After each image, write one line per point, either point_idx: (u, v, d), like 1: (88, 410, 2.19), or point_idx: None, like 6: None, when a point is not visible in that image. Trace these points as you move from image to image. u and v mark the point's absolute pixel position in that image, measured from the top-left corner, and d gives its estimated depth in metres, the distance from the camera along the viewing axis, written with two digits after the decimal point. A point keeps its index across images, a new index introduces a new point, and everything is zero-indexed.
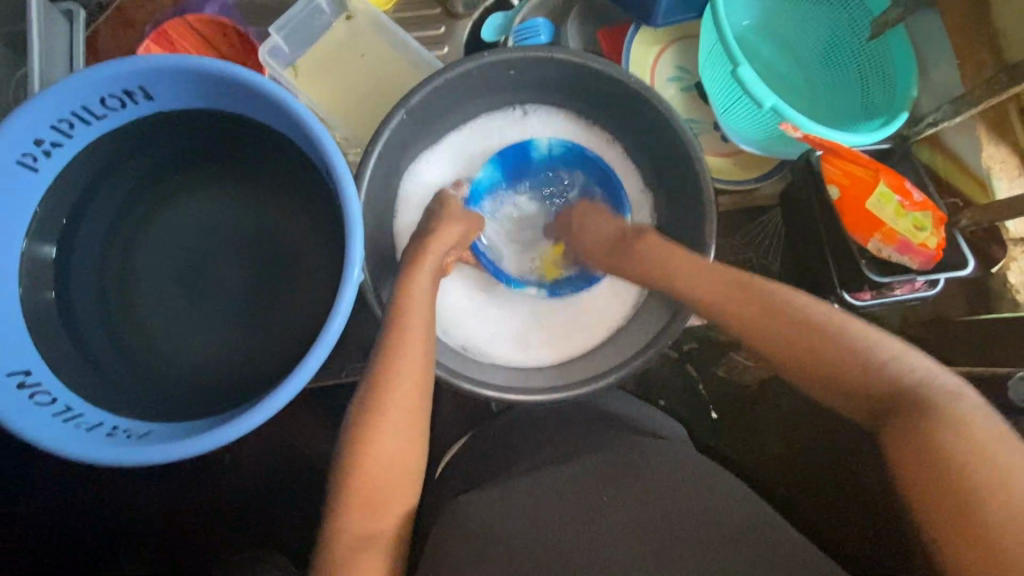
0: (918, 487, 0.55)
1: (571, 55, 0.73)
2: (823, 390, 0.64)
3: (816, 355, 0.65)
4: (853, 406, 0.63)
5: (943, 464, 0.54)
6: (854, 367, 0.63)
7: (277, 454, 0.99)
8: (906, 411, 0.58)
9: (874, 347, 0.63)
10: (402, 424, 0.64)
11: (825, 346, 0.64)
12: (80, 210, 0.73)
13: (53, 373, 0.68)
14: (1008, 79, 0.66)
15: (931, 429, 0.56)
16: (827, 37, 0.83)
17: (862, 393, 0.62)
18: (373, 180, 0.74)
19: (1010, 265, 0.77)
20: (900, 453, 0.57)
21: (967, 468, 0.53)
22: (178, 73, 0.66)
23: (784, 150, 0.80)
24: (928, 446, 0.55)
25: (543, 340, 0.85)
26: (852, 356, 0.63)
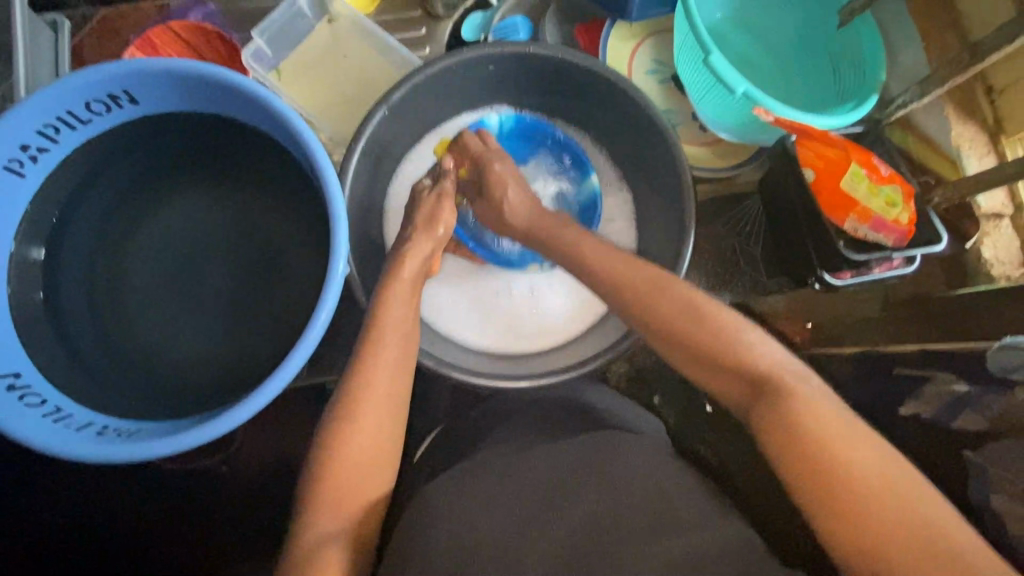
0: (809, 487, 0.48)
1: (550, 50, 0.75)
2: (709, 379, 0.57)
3: (706, 342, 0.57)
4: (739, 396, 0.55)
5: (844, 467, 0.47)
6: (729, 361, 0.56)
7: (270, 455, 1.00)
8: (784, 402, 0.51)
9: (759, 347, 0.56)
10: (379, 420, 0.62)
11: (707, 335, 0.57)
12: (68, 213, 0.74)
13: (43, 375, 0.68)
14: (971, 58, 0.68)
15: (806, 422, 0.49)
16: (798, 26, 0.85)
17: (729, 372, 0.55)
18: (357, 177, 0.75)
19: (983, 240, 0.80)
20: (777, 445, 0.51)
21: (871, 480, 0.46)
22: (162, 77, 0.67)
23: (760, 136, 0.82)
24: (819, 442, 0.48)
25: (521, 329, 0.87)
26: (745, 352, 0.55)
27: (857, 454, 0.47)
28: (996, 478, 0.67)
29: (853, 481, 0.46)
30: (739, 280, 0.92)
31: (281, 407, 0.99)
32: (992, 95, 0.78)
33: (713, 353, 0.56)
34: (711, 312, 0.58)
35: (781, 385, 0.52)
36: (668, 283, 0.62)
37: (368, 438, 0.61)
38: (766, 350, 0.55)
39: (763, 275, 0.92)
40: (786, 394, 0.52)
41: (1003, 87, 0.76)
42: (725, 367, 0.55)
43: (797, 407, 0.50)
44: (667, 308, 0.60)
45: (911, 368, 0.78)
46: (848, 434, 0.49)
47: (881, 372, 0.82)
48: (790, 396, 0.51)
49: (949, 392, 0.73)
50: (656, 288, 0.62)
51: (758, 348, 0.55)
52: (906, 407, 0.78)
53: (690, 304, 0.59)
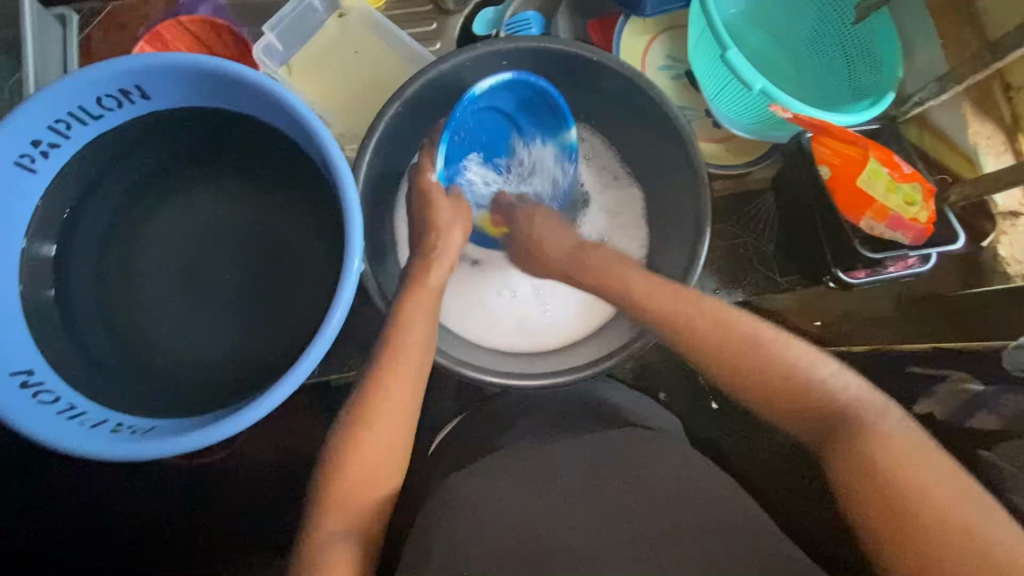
0: (887, 528, 0.50)
1: (568, 45, 0.74)
2: (783, 416, 0.60)
3: (775, 378, 0.60)
4: (810, 432, 0.59)
5: (921, 503, 0.50)
6: (807, 401, 0.59)
7: (280, 452, 1.00)
8: (861, 439, 0.54)
9: (834, 382, 0.59)
10: (394, 420, 0.63)
11: (775, 373, 0.60)
12: (78, 210, 0.73)
13: (55, 372, 0.68)
14: (991, 55, 0.67)
15: (885, 461, 0.52)
16: (813, 21, 0.84)
17: (804, 412, 0.59)
18: (370, 173, 0.74)
19: (1000, 239, 0.79)
20: (852, 483, 0.53)
21: (953, 520, 0.49)
22: (174, 71, 0.66)
23: (775, 134, 0.81)
24: (895, 480, 0.51)
25: (533, 329, 0.87)
26: (817, 388, 0.59)
27: (934, 487, 0.50)
28: (1014, 478, 0.66)
29: (933, 521, 0.49)
30: (750, 278, 0.91)
31: (292, 404, 1.00)
32: (1010, 92, 0.76)
33: (778, 387, 0.60)
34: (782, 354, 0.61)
35: (860, 421, 0.56)
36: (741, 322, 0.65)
37: (380, 437, 0.62)
38: (844, 384, 0.59)
39: (776, 274, 0.90)
40: (860, 430, 0.55)
41: (1020, 85, 0.75)
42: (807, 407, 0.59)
43: (876, 443, 0.54)
44: (739, 352, 0.62)
45: (927, 367, 0.78)
46: (923, 467, 0.52)
47: (896, 370, 0.81)
48: (872, 431, 0.55)
49: (965, 391, 0.73)
50: (713, 324, 0.65)
51: (835, 382, 0.59)
52: (919, 406, 0.76)
53: (753, 345, 0.62)
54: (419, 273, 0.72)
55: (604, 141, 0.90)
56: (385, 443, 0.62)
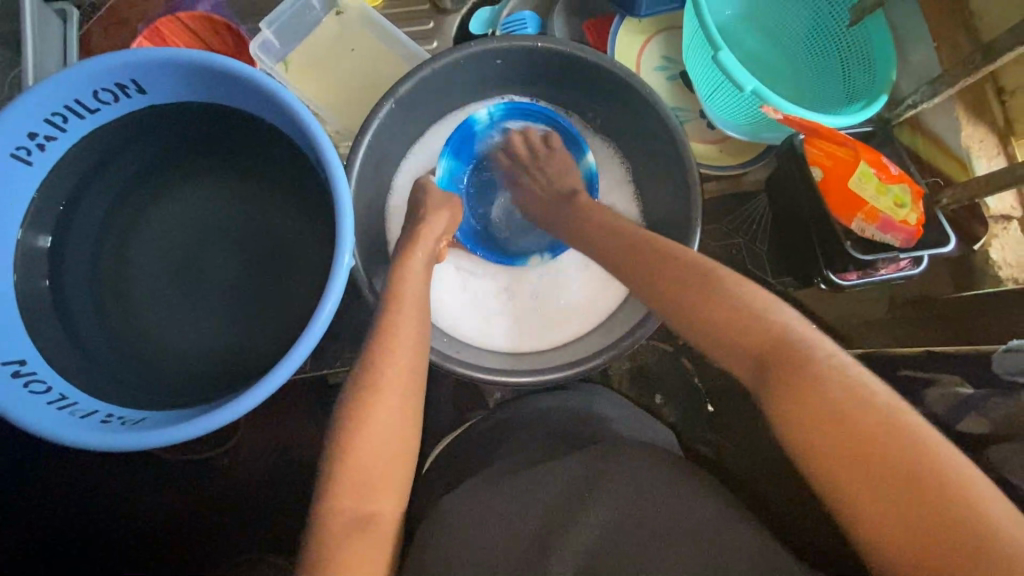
0: (838, 458, 0.46)
1: (562, 45, 0.75)
2: (726, 352, 0.57)
3: (716, 311, 0.57)
4: (752, 369, 0.54)
5: (863, 439, 0.46)
6: (748, 332, 0.55)
7: (274, 446, 1.01)
8: (804, 372, 0.50)
9: (787, 320, 0.55)
10: (395, 414, 0.62)
11: (726, 309, 0.57)
12: (74, 202, 0.74)
13: (48, 363, 0.69)
14: (983, 58, 0.67)
15: (832, 393, 0.48)
16: (808, 24, 0.85)
17: (743, 345, 0.55)
18: (364, 169, 0.75)
19: (991, 242, 0.78)
20: (790, 420, 0.50)
21: (911, 460, 0.44)
22: (170, 66, 0.67)
23: (769, 135, 0.81)
24: (839, 411, 0.47)
25: (526, 327, 0.87)
26: (765, 324, 0.55)
27: (874, 420, 0.46)
28: (1002, 482, 0.66)
29: (888, 458, 0.44)
30: (744, 279, 0.91)
31: (287, 398, 1.00)
32: (1003, 96, 0.77)
33: (730, 326, 0.57)
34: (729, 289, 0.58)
35: (797, 354, 0.51)
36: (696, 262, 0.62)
37: (382, 430, 0.61)
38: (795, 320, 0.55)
39: (769, 275, 0.91)
40: (810, 365, 0.51)
41: (1014, 89, 0.75)
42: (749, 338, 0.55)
43: (814, 375, 0.49)
44: (689, 292, 0.60)
45: (916, 370, 0.79)
46: (866, 402, 0.47)
47: (887, 373, 0.82)
48: (806, 364, 0.50)
49: (954, 394, 0.73)
50: (675, 271, 0.62)
51: (791, 319, 0.55)
52: (910, 408, 0.77)
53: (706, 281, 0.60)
54: (410, 269, 0.72)
55: (601, 139, 0.90)
56: (388, 437, 0.61)
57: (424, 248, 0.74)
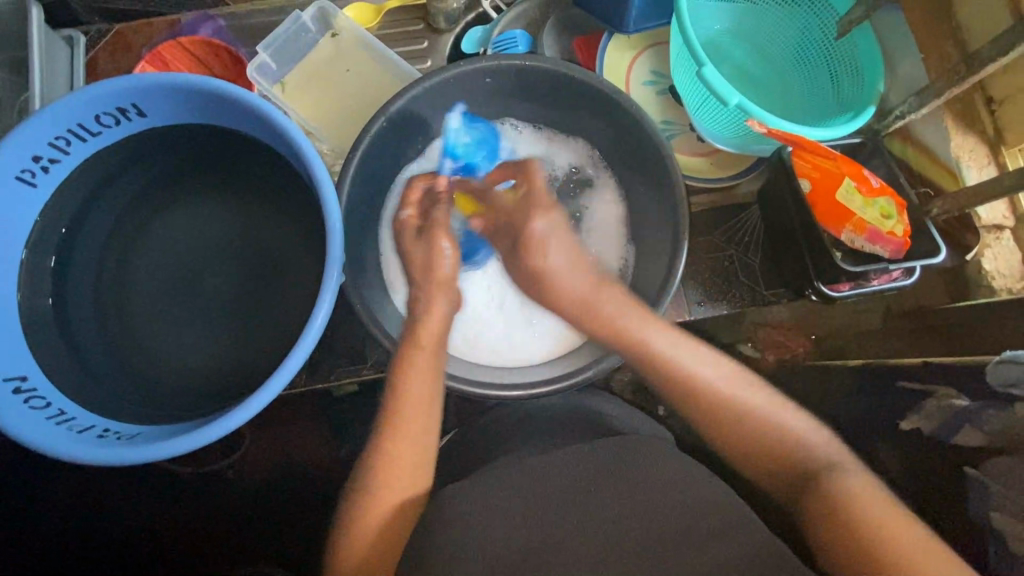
0: (849, 548, 0.58)
1: (549, 64, 0.76)
2: (757, 468, 0.68)
3: (726, 431, 0.68)
4: (788, 483, 0.66)
5: (872, 526, 0.58)
6: (775, 457, 0.67)
7: (282, 457, 1.03)
8: (821, 486, 0.62)
9: (810, 441, 0.67)
10: (415, 448, 0.70)
11: (733, 408, 0.68)
12: (78, 222, 0.76)
13: (48, 379, 0.70)
14: (967, 69, 0.68)
15: (843, 497, 0.61)
16: (796, 36, 0.85)
17: (782, 489, 0.66)
18: (355, 186, 0.76)
19: (983, 253, 0.78)
20: (817, 519, 0.61)
21: (907, 553, 0.55)
22: (168, 90, 0.69)
23: (757, 148, 0.81)
24: (853, 511, 0.59)
25: (538, 331, 0.86)
26: (782, 438, 0.67)
27: (878, 510, 0.59)
28: (999, 496, 0.66)
29: (892, 546, 0.56)
30: (735, 290, 0.90)
31: (293, 410, 1.03)
32: (992, 105, 0.77)
33: (731, 422, 0.68)
34: (742, 414, 0.68)
35: (817, 471, 0.64)
36: (690, 365, 0.70)
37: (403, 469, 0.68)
38: (808, 432, 0.67)
39: (761, 286, 0.90)
40: (830, 473, 0.63)
41: (1002, 98, 0.76)
42: (790, 480, 0.66)
43: (831, 490, 0.61)
44: (693, 391, 0.69)
45: (915, 382, 0.78)
46: (874, 502, 0.60)
47: (887, 385, 0.82)
48: (827, 478, 0.63)
49: (950, 407, 0.72)
50: (684, 350, 0.71)
51: (797, 430, 0.67)
52: (907, 421, 0.77)
53: (710, 396, 0.69)
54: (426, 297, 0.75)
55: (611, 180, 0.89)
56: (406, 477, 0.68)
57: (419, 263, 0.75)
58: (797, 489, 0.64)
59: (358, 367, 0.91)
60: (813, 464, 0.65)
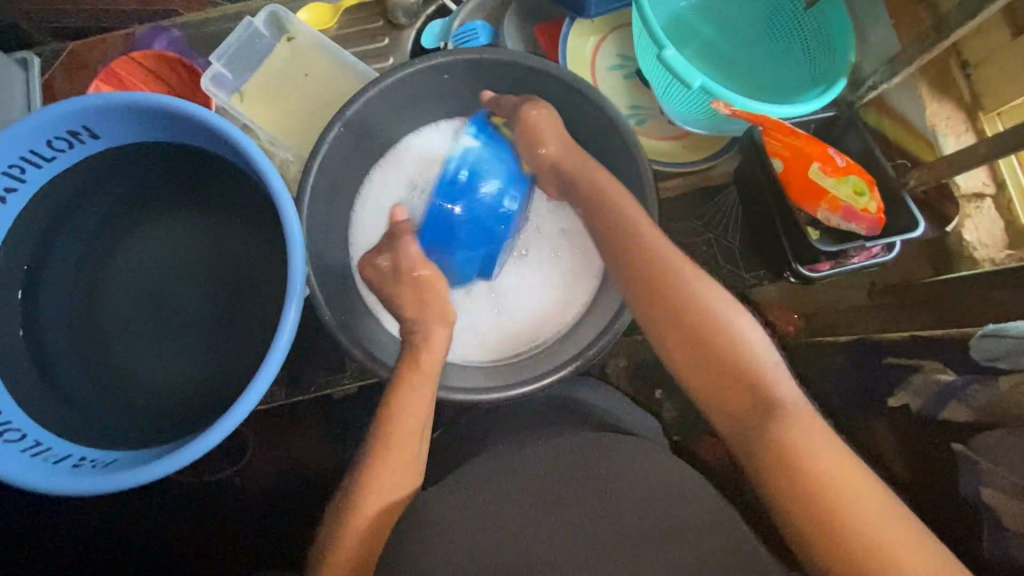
0: (799, 489, 0.51)
1: (507, 55, 0.74)
2: (714, 386, 0.59)
3: (698, 345, 0.60)
4: (743, 404, 0.57)
5: (837, 482, 0.50)
6: (742, 376, 0.58)
7: (279, 463, 1.03)
8: (776, 422, 0.55)
9: (780, 376, 0.58)
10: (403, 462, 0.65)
11: (707, 320, 0.60)
12: (43, 249, 0.75)
13: (23, 410, 0.70)
14: (937, 33, 0.65)
15: (795, 439, 0.53)
16: (764, 10, 0.82)
17: (736, 410, 0.58)
18: (317, 196, 0.74)
19: (964, 223, 0.78)
20: (775, 467, 0.53)
21: (846, 491, 0.50)
22: (119, 111, 0.68)
23: (728, 128, 0.79)
24: (809, 458, 0.52)
25: (524, 321, 0.85)
26: (747, 359, 0.59)
27: (839, 466, 0.51)
28: (988, 472, 0.64)
29: (842, 502, 0.49)
30: (717, 274, 0.89)
31: (286, 414, 1.03)
32: (967, 69, 0.75)
33: (696, 328, 0.60)
34: (704, 317, 0.61)
35: (780, 407, 0.56)
36: (687, 278, 0.64)
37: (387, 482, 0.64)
38: (774, 366, 0.59)
39: (742, 269, 0.89)
40: (785, 411, 0.55)
41: (978, 62, 0.74)
42: (741, 401, 0.58)
43: (792, 435, 0.53)
44: (680, 298, 0.62)
45: (902, 358, 0.76)
46: (829, 447, 0.52)
47: (873, 362, 0.80)
48: (789, 418, 0.55)
49: (936, 382, 0.71)
50: (649, 251, 0.66)
51: (763, 356, 0.59)
52: (896, 398, 0.76)
53: (684, 299, 0.62)
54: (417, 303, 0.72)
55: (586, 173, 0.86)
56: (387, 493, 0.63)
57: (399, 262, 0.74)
58: (747, 418, 0.57)
59: (338, 375, 0.90)
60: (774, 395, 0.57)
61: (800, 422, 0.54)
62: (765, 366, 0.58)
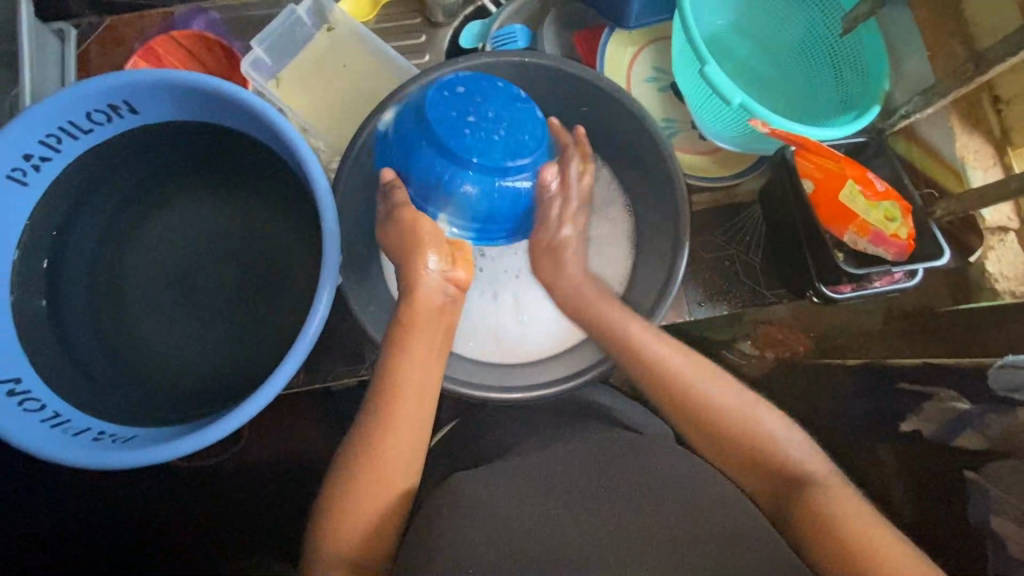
0: (829, 552, 0.56)
1: (549, 60, 0.75)
2: (748, 476, 0.65)
3: (717, 438, 0.67)
4: (766, 489, 0.64)
5: (864, 546, 0.55)
6: (758, 458, 0.65)
7: (283, 451, 1.03)
8: (803, 494, 0.60)
9: (795, 446, 0.65)
10: (408, 450, 0.64)
11: (715, 411, 0.67)
12: (69, 221, 0.75)
13: (43, 381, 0.70)
14: (975, 68, 0.67)
15: (832, 507, 0.58)
16: (801, 34, 0.84)
17: (762, 481, 0.64)
18: (352, 184, 0.75)
19: (987, 255, 0.80)
20: (803, 528, 0.59)
21: (876, 547, 0.54)
22: (163, 89, 0.68)
23: (759, 147, 0.80)
24: (832, 519, 0.57)
25: (541, 329, 0.84)
26: (769, 444, 0.65)
27: (864, 526, 0.56)
28: (999, 500, 0.66)
29: (873, 559, 0.54)
30: (736, 290, 0.90)
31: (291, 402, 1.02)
32: (999, 106, 0.77)
33: (715, 429, 0.67)
34: (716, 408, 0.68)
35: (805, 481, 0.62)
36: (695, 376, 0.70)
37: (394, 470, 0.63)
38: (790, 437, 0.65)
39: (762, 287, 0.90)
40: (806, 482, 0.62)
41: (1009, 99, 0.76)
42: (768, 483, 0.64)
43: (818, 503, 0.59)
44: (686, 391, 0.69)
45: (915, 383, 0.77)
46: (849, 504, 0.58)
47: (883, 387, 0.81)
48: (815, 489, 0.60)
49: (951, 409, 0.72)
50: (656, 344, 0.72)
51: (781, 437, 0.65)
52: (906, 423, 0.76)
53: (684, 381, 0.69)
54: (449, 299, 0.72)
55: (612, 178, 0.86)
56: (389, 475, 0.63)
57: (421, 262, 0.69)
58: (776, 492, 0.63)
59: (355, 366, 0.90)
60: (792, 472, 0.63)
61: (823, 493, 0.60)
62: (775, 443, 0.65)
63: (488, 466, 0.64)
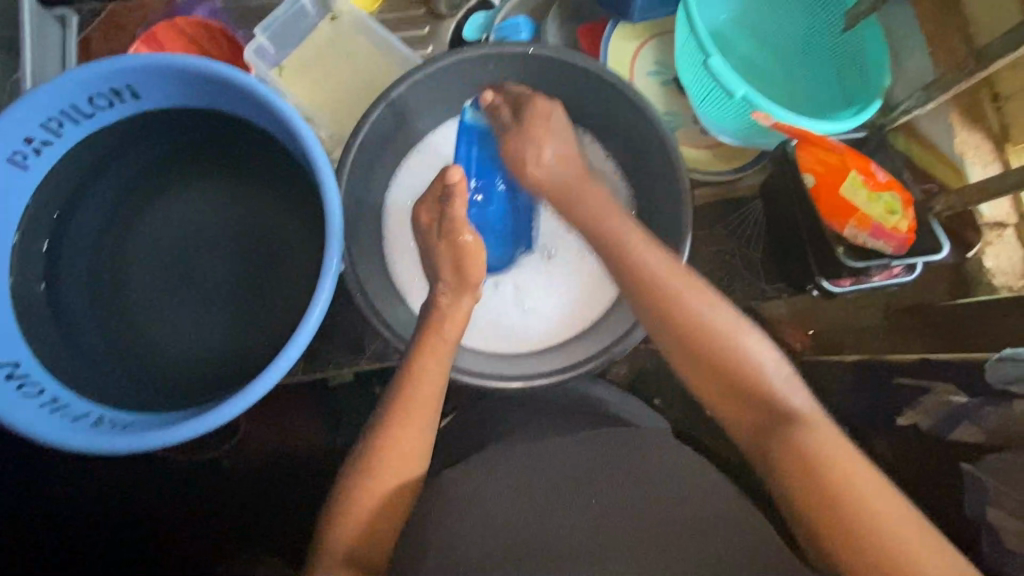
0: (810, 494, 0.53)
1: (551, 51, 0.75)
2: (728, 402, 0.61)
3: (701, 360, 0.61)
4: (750, 419, 0.60)
5: (853, 493, 0.51)
6: (743, 383, 0.60)
7: (280, 441, 1.03)
8: (789, 429, 0.56)
9: (782, 378, 0.60)
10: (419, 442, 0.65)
11: (706, 333, 0.61)
12: (69, 206, 0.75)
13: (42, 367, 0.69)
14: (976, 64, 0.67)
15: (815, 446, 0.54)
16: (804, 30, 0.84)
17: (745, 413, 0.60)
18: (355, 171, 0.75)
19: (985, 250, 0.81)
20: (785, 466, 0.55)
21: (863, 495, 0.51)
22: (167, 73, 0.68)
23: (761, 140, 0.81)
24: (817, 459, 0.53)
25: (545, 322, 0.85)
26: (755, 373, 0.60)
27: (853, 474, 0.52)
28: (994, 491, 0.66)
29: (859, 506, 0.51)
30: (735, 286, 0.89)
31: (289, 391, 1.02)
32: (998, 102, 0.78)
33: (702, 349, 0.61)
34: (704, 326, 0.61)
35: (791, 418, 0.57)
36: (681, 291, 0.63)
37: (397, 462, 0.63)
38: (778, 368, 0.60)
39: (762, 280, 0.90)
40: (793, 419, 0.57)
41: (1008, 95, 0.76)
42: (752, 412, 0.59)
43: (802, 441, 0.55)
44: (677, 310, 0.62)
45: (912, 377, 0.78)
46: (836, 446, 0.54)
47: (881, 382, 0.82)
48: (800, 427, 0.56)
49: (948, 403, 0.73)
50: (654, 258, 0.65)
51: (766, 363, 0.60)
52: (904, 417, 0.78)
53: (676, 302, 0.63)
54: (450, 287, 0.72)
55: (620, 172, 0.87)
56: (389, 464, 0.63)
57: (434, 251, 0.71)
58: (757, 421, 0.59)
59: (355, 355, 0.90)
60: (782, 407, 0.58)
61: (808, 431, 0.56)
62: (763, 371, 0.60)
63: (489, 455, 0.64)
